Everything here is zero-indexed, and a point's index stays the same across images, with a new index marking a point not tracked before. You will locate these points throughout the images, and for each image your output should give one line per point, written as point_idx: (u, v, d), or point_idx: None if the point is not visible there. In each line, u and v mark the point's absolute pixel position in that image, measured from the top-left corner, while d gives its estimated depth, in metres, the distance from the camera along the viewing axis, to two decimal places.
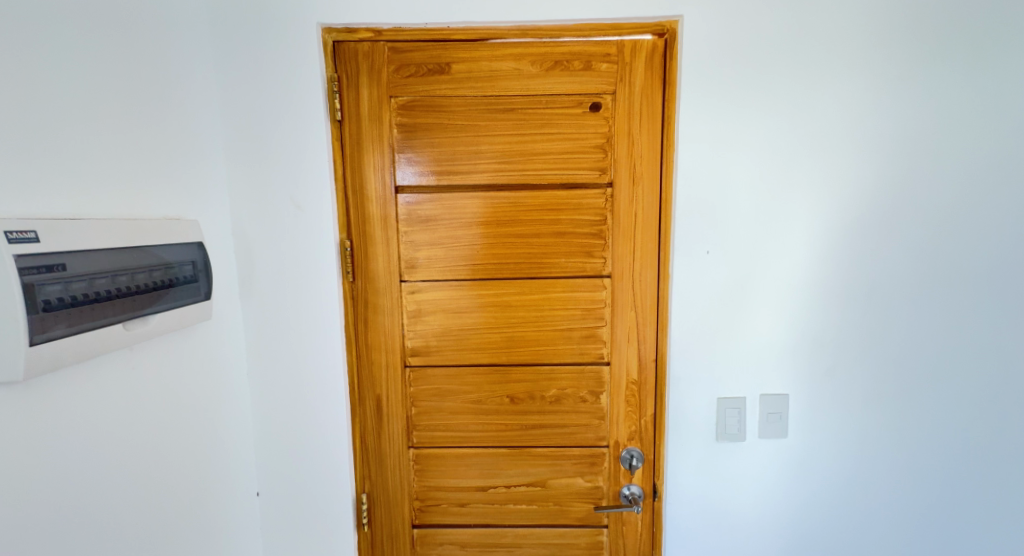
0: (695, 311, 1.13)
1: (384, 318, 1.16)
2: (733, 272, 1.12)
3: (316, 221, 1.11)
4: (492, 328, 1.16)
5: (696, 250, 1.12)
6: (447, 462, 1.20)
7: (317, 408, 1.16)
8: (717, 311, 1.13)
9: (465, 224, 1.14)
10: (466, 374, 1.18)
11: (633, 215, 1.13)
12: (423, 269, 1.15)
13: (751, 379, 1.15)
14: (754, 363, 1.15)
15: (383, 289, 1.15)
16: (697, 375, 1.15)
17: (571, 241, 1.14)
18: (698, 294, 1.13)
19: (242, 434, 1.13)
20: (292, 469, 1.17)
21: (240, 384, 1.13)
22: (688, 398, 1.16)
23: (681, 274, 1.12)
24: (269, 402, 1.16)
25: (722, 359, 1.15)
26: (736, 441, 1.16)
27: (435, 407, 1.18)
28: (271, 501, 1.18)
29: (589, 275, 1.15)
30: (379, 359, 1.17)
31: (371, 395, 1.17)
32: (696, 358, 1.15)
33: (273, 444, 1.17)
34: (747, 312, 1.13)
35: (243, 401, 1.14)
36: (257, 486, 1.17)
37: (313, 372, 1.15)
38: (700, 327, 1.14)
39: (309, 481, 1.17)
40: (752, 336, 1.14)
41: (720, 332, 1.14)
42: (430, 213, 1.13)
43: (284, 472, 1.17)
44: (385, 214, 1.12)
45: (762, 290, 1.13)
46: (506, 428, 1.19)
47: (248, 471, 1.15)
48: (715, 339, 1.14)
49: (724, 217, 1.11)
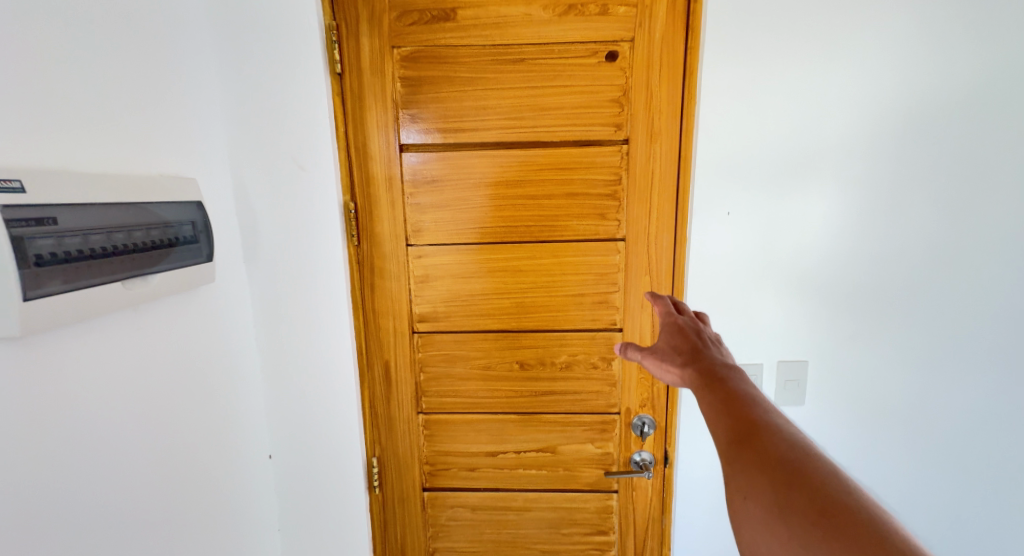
0: (714, 276, 1.09)
1: (391, 284, 1.13)
2: (754, 235, 1.07)
3: (318, 181, 1.07)
4: (501, 294, 1.13)
5: (716, 213, 1.06)
6: (457, 426, 1.20)
7: (327, 372, 1.16)
8: (736, 280, 1.09)
9: (473, 185, 1.09)
10: (475, 340, 1.15)
11: (649, 175, 1.07)
12: (429, 232, 1.11)
13: (767, 346, 1.11)
14: (772, 330, 1.11)
15: (389, 254, 1.11)
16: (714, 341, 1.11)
17: (584, 202, 1.09)
18: (718, 257, 1.08)
19: (252, 396, 1.13)
20: (303, 430, 1.18)
21: (249, 349, 1.12)
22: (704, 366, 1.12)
23: (702, 236, 1.07)
24: (279, 367, 1.16)
25: (740, 327, 1.11)
26: None
27: (443, 372, 1.17)
28: (285, 462, 1.20)
29: (602, 238, 1.10)
30: (386, 325, 1.15)
31: (379, 361, 1.17)
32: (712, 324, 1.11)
33: (285, 406, 1.18)
34: (767, 281, 1.09)
35: (253, 365, 1.14)
36: (270, 449, 1.19)
37: (320, 336, 1.14)
38: (719, 293, 1.09)
39: (321, 444, 1.19)
40: (768, 305, 1.10)
41: (739, 302, 1.10)
42: (436, 173, 1.08)
43: (297, 434, 1.19)
44: (390, 174, 1.08)
45: (784, 257, 1.08)
46: (515, 394, 1.17)
47: (260, 433, 1.16)
48: (732, 309, 1.10)
49: (747, 176, 1.05)
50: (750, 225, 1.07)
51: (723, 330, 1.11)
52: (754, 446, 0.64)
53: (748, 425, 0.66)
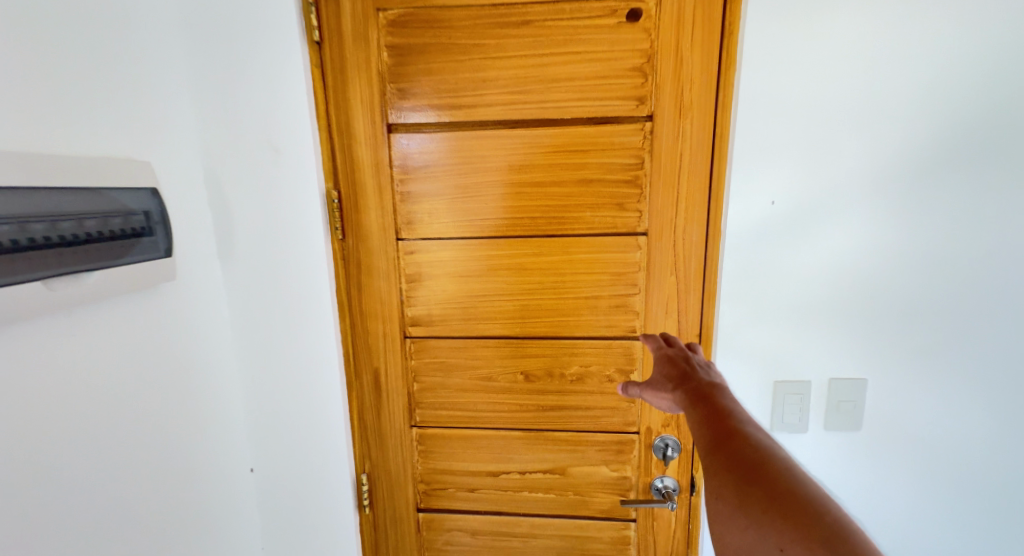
0: (757, 278, 0.90)
1: (380, 283, 1.00)
2: (808, 228, 0.88)
3: (296, 166, 0.94)
4: (503, 295, 0.99)
5: (760, 202, 0.88)
6: (455, 443, 1.07)
7: (311, 379, 1.04)
8: (784, 282, 0.90)
9: (471, 171, 0.95)
10: (475, 347, 1.02)
11: (677, 157, 0.90)
12: (423, 226, 0.98)
13: (824, 364, 0.91)
14: (831, 345, 0.90)
15: (377, 249, 0.99)
16: (756, 355, 0.92)
17: (599, 189, 0.94)
18: (761, 255, 0.89)
19: (230, 406, 1.02)
20: (287, 442, 1.07)
21: (226, 353, 1.01)
22: (743, 386, 0.93)
23: (742, 231, 0.89)
24: (260, 373, 1.04)
25: (790, 341, 0.91)
26: (795, 434, 0.92)
27: (439, 383, 1.05)
28: (268, 478, 1.08)
29: (620, 232, 0.95)
30: (375, 329, 1.02)
31: (368, 369, 1.05)
32: (754, 334, 0.92)
33: (268, 415, 1.06)
34: (823, 285, 0.89)
35: (231, 371, 1.02)
36: (252, 463, 1.08)
37: (301, 339, 1.02)
38: (763, 298, 0.90)
39: (307, 458, 1.07)
40: (826, 314, 0.90)
41: (788, 309, 0.90)
42: (429, 158, 0.95)
43: (281, 446, 1.07)
44: (378, 159, 0.95)
45: (846, 255, 0.88)
46: (520, 409, 1.04)
47: (240, 445, 1.05)
48: (780, 317, 0.91)
49: (800, 157, 0.86)
50: (803, 216, 0.87)
51: (767, 343, 0.91)
52: (725, 447, 0.60)
53: (703, 430, 0.64)
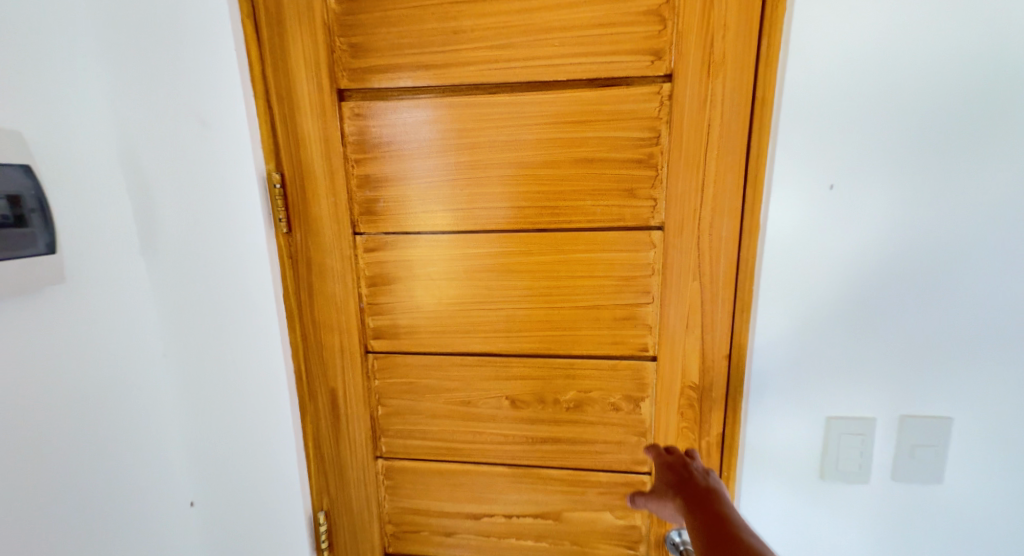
0: (804, 288, 0.70)
1: (334, 286, 0.82)
2: (872, 224, 0.67)
3: (228, 143, 0.76)
4: (484, 303, 0.81)
5: (812, 189, 0.67)
6: (428, 478, 0.89)
7: (256, 400, 0.87)
8: (841, 294, 0.69)
9: (443, 147, 0.75)
10: (450, 366, 0.84)
11: (705, 128, 0.70)
12: (386, 217, 0.79)
13: (894, 402, 0.70)
14: (902, 378, 0.69)
15: (330, 245, 0.80)
16: (799, 385, 0.72)
17: (602, 171, 0.74)
18: (811, 259, 0.69)
19: (161, 428, 0.87)
20: (232, 470, 0.91)
21: (155, 367, 0.85)
22: (783, 423, 0.74)
23: (787, 228, 0.69)
24: (197, 391, 0.88)
25: (847, 370, 0.70)
26: (851, 484, 0.72)
27: (408, 408, 0.86)
28: (211, 512, 0.93)
29: (629, 225, 0.75)
30: (330, 341, 0.85)
31: (323, 390, 0.87)
32: (799, 359, 0.71)
33: (209, 441, 0.90)
34: (895, 301, 0.68)
35: (162, 388, 0.87)
36: (192, 495, 0.92)
37: (242, 352, 0.85)
38: (810, 313, 0.70)
39: (253, 493, 0.91)
40: (895, 334, 0.69)
41: (845, 330, 0.70)
42: (390, 131, 0.75)
43: (224, 478, 0.91)
44: (326, 132, 0.75)
45: (932, 261, 0.67)
46: (505, 440, 0.85)
47: (175, 475, 0.90)
48: (835, 339, 0.70)
49: (866, 128, 0.65)
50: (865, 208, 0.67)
51: (816, 369, 0.71)
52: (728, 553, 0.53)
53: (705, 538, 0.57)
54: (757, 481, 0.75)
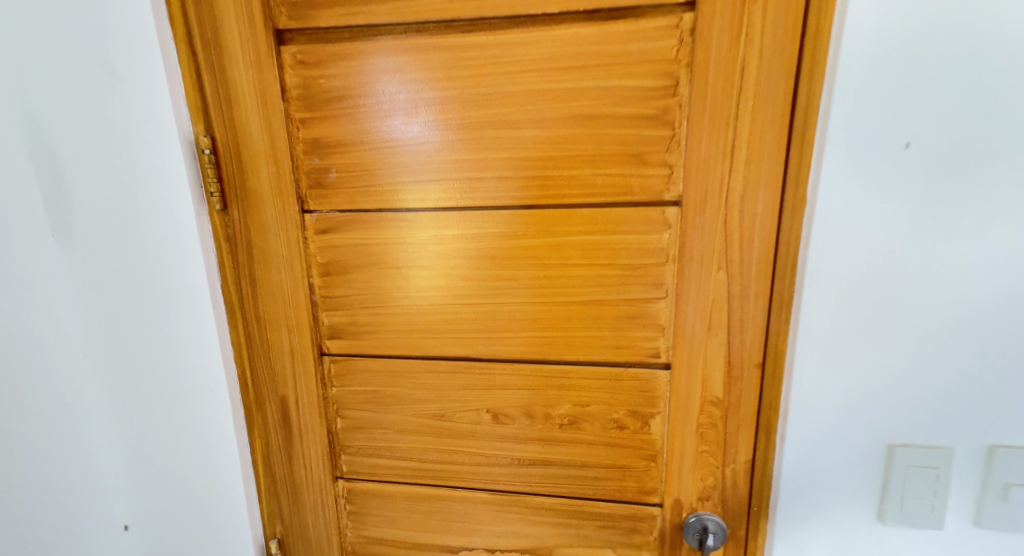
0: (859, 291, 0.55)
1: (280, 275, 0.68)
2: (952, 211, 0.52)
3: (144, 100, 0.62)
4: (458, 296, 0.67)
5: (875, 163, 0.52)
6: (397, 504, 0.75)
7: (196, 409, 0.73)
8: (910, 296, 0.54)
9: (407, 103, 0.61)
10: (420, 372, 0.70)
11: (736, 76, 0.54)
12: (341, 192, 0.65)
13: (973, 431, 0.56)
14: (987, 401, 0.55)
15: (274, 225, 0.66)
16: (848, 411, 0.58)
17: (604, 130, 0.59)
18: (868, 256, 0.54)
19: (82, 440, 0.74)
20: (166, 497, 0.77)
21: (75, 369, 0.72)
22: (825, 455, 0.60)
23: (839, 215, 0.54)
24: (125, 399, 0.74)
25: (915, 387, 0.56)
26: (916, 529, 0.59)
27: (371, 421, 0.72)
28: (149, 538, 0.79)
29: (638, 200, 0.60)
30: (278, 341, 0.70)
31: (272, 399, 0.72)
32: (849, 380, 0.57)
33: (141, 456, 0.76)
34: (989, 304, 0.53)
35: (84, 395, 0.74)
36: (127, 517, 0.79)
37: (174, 357, 0.71)
38: (867, 324, 0.56)
39: (195, 516, 0.77)
40: (983, 344, 0.54)
41: (914, 342, 0.55)
42: (342, 81, 0.61)
43: (161, 499, 0.77)
44: (263, 83, 0.61)
45: None
46: (487, 461, 0.71)
47: (103, 495, 0.77)
48: (904, 349, 0.55)
49: (950, 84, 0.49)
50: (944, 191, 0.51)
51: (870, 392, 0.57)
52: None
53: None
54: (794, 522, 0.62)
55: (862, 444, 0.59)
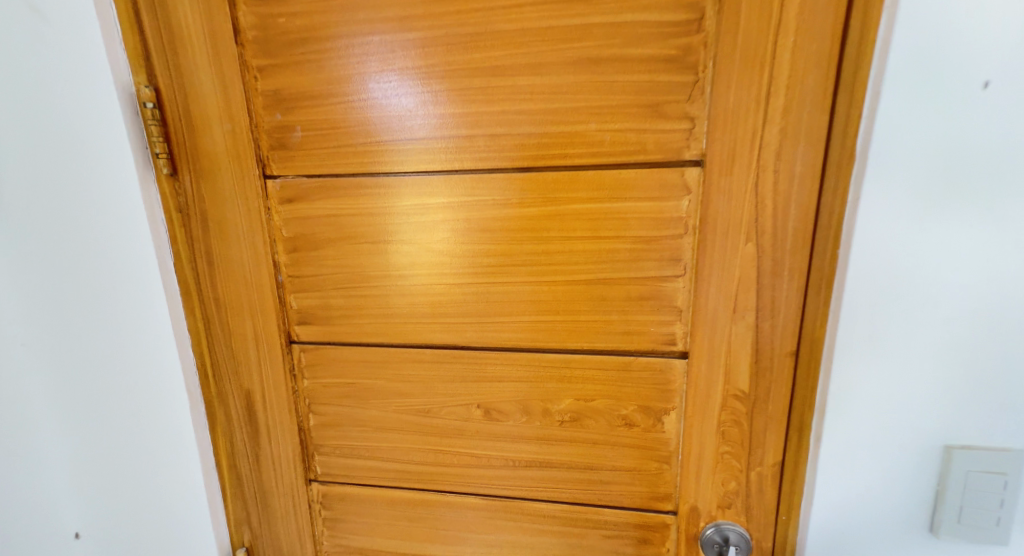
0: (907, 283, 0.47)
1: (240, 250, 0.58)
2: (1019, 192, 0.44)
3: (73, 38, 0.52)
4: (448, 276, 0.57)
5: (936, 122, 0.44)
6: (377, 510, 0.67)
7: (150, 407, 0.62)
8: (977, 270, 0.46)
9: (382, 45, 0.52)
10: (402, 363, 0.61)
11: (774, 8, 0.46)
12: (307, 152, 0.55)
13: None
14: None
15: (232, 192, 0.57)
16: (889, 422, 0.50)
17: (614, 77, 0.50)
18: (921, 240, 0.46)
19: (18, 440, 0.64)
20: (109, 510, 0.67)
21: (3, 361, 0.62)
22: (859, 472, 0.52)
23: (886, 191, 0.46)
24: (67, 393, 0.64)
25: (979, 379, 0.48)
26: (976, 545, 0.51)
27: (347, 418, 0.64)
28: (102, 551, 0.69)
29: (653, 161, 0.51)
30: (241, 327, 0.61)
31: (235, 393, 0.63)
32: (893, 385, 0.49)
33: (89, 458, 0.66)
34: None
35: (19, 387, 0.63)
36: (77, 524, 0.68)
37: (112, 352, 0.61)
38: (916, 321, 0.47)
39: (154, 527, 0.67)
40: None
41: (979, 324, 0.47)
42: (305, 20, 0.52)
43: (112, 507, 0.67)
44: (213, 25, 0.52)
45: None
46: (478, 463, 0.63)
47: (45, 502, 0.66)
48: (966, 334, 0.47)
49: None
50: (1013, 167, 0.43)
51: (916, 400, 0.49)
52: None
53: None
54: (824, 542, 0.54)
55: (902, 461, 0.51)
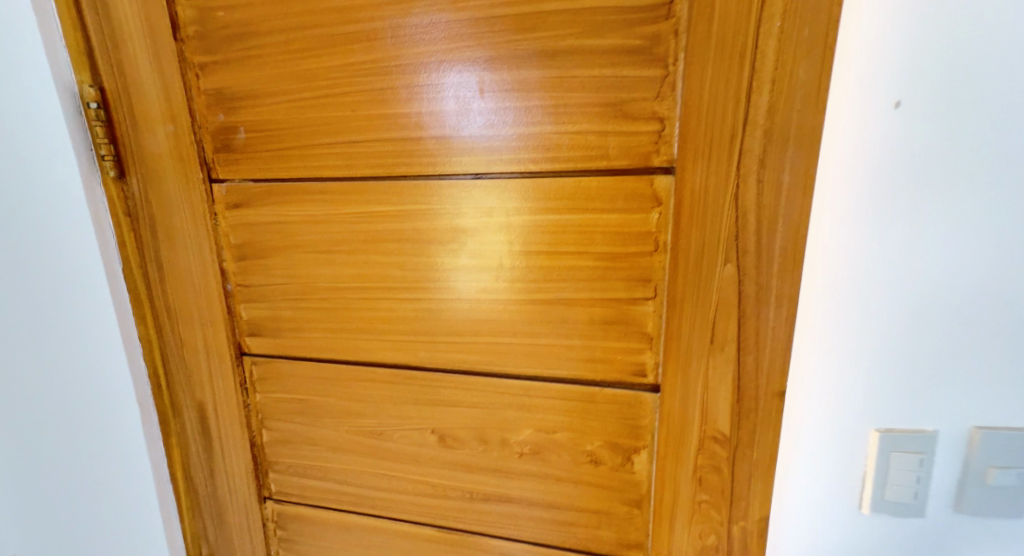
0: (856, 287, 0.44)
1: (187, 257, 0.55)
2: (980, 205, 0.41)
3: (11, 40, 0.50)
4: (395, 292, 0.52)
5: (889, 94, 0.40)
6: (332, 535, 0.63)
7: (90, 426, 0.61)
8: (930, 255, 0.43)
9: (322, 37, 0.47)
10: (353, 382, 0.56)
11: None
12: (251, 154, 0.52)
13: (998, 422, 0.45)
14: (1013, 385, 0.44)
15: (177, 196, 0.54)
16: (837, 435, 0.47)
17: (573, 72, 0.44)
18: (874, 245, 0.43)
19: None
20: (50, 530, 0.66)
21: None
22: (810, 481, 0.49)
23: (843, 203, 0.43)
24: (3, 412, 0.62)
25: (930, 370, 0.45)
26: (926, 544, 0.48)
27: (299, 437, 0.60)
28: None
29: (619, 168, 0.45)
30: (191, 338, 0.58)
31: (189, 405, 0.61)
32: (842, 395, 0.46)
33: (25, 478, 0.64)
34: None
35: None
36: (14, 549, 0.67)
37: (56, 363, 0.59)
38: (868, 330, 0.45)
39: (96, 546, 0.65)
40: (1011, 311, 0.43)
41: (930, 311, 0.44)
42: (243, 13, 0.48)
43: (50, 527, 0.66)
44: (152, 21, 0.49)
45: None
46: (433, 492, 0.58)
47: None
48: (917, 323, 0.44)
49: None
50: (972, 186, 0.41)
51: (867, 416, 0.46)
52: None
53: None
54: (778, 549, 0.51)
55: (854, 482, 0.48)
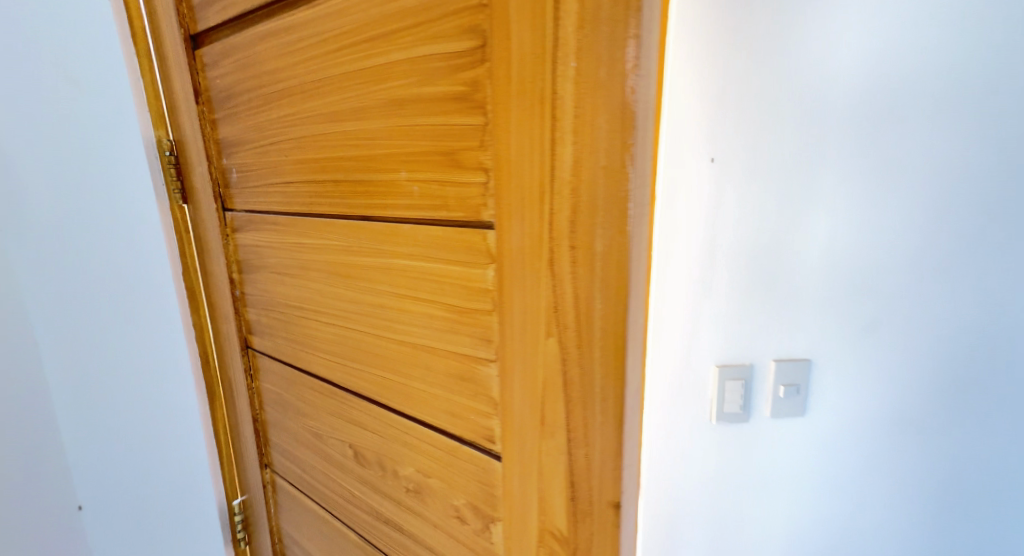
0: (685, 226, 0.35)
1: (216, 267, 0.71)
2: None
3: (116, 114, 0.71)
4: (318, 314, 0.59)
5: None
6: (301, 514, 0.73)
7: (150, 399, 0.84)
8: None
9: (266, 97, 0.56)
10: (303, 387, 0.65)
11: (548, 28, 0.34)
12: (240, 191, 0.64)
13: None
14: None
15: (208, 220, 0.69)
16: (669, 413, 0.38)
17: (416, 122, 0.43)
18: None
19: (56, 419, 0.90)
20: (115, 476, 0.91)
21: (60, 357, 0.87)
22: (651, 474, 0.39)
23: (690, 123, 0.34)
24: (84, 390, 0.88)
25: None
26: None
27: (279, 423, 0.71)
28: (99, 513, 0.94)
29: (457, 220, 0.43)
30: (221, 329, 0.75)
31: (226, 379, 0.77)
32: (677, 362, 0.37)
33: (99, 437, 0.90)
34: None
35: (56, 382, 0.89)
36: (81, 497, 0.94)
37: (135, 346, 0.81)
38: None
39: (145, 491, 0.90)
40: None
41: None
42: (228, 80, 0.60)
43: (114, 474, 0.91)
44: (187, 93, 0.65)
45: None
46: (354, 503, 0.63)
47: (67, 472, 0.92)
48: None
49: None
50: None
51: None
52: None
53: None
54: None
55: None
